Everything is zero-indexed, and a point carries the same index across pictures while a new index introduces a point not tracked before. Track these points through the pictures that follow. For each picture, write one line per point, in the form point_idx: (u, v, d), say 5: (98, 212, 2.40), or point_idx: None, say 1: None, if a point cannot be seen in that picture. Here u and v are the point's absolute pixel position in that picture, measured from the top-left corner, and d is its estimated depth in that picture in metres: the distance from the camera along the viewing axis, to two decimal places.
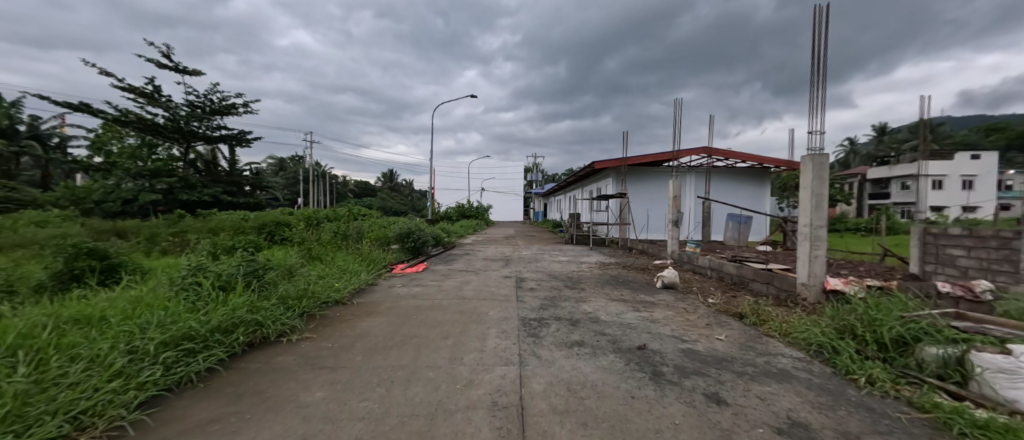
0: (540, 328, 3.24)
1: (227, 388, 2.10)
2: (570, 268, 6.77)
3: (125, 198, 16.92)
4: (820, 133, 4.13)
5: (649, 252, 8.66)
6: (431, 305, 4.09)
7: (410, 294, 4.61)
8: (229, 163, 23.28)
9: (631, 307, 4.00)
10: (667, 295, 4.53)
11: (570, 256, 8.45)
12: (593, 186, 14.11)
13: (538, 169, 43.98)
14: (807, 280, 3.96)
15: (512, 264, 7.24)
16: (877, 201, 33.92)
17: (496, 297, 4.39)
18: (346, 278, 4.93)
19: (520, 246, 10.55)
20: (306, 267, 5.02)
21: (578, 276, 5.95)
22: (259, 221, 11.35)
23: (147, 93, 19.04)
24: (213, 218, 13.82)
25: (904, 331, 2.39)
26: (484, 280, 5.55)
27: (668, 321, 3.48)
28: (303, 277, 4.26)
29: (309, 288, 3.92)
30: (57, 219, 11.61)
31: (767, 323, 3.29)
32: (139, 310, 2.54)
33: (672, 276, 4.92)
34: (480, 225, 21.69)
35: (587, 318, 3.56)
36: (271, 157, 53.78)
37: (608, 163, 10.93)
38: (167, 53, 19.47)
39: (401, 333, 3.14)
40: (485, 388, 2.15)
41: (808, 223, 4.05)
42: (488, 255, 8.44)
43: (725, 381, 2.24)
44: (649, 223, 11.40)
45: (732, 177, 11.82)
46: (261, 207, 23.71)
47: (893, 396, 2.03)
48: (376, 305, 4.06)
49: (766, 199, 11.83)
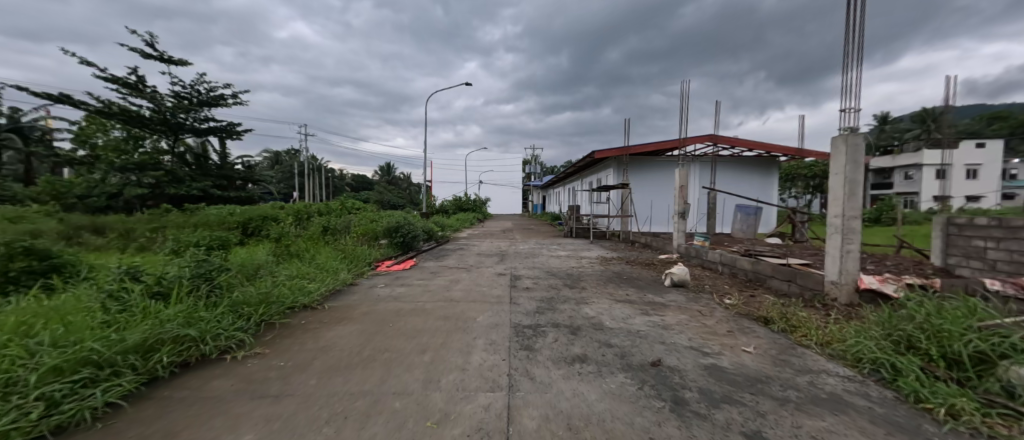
0: (536, 338, 2.77)
1: (130, 429, 1.63)
2: (570, 264, 6.26)
3: (110, 193, 16.21)
4: (854, 112, 3.61)
5: (653, 246, 8.18)
6: (412, 308, 3.60)
7: (391, 295, 4.13)
8: (219, 156, 22.71)
9: (639, 310, 3.53)
10: (678, 295, 4.08)
11: (569, 250, 7.98)
12: (593, 177, 13.61)
13: (536, 161, 43.27)
14: (837, 278, 3.53)
15: (508, 260, 6.75)
16: (881, 191, 33.42)
17: (487, 298, 3.93)
18: (320, 278, 4.44)
19: (518, 240, 10.08)
20: (278, 266, 4.53)
21: (578, 272, 5.48)
22: (244, 215, 10.94)
23: (130, 83, 18.31)
24: (200, 213, 13.29)
25: (986, 346, 1.92)
26: (475, 278, 5.05)
27: (683, 328, 3.01)
28: (269, 279, 3.79)
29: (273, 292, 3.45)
30: (37, 215, 11.15)
31: (799, 331, 2.81)
32: (39, 326, 2.05)
33: (682, 273, 4.49)
34: (477, 218, 21.15)
35: (590, 324, 3.09)
36: (266, 150, 53.00)
37: (609, 152, 10.44)
38: (150, 42, 18.76)
39: (371, 345, 2.64)
40: (462, 426, 1.69)
41: (839, 213, 3.56)
42: (483, 250, 7.94)
43: (766, 412, 1.77)
44: (653, 215, 10.89)
45: (739, 166, 11.28)
46: (253, 201, 23.19)
47: (987, 434, 1.55)
48: (351, 309, 3.57)
49: (774, 188, 11.32)
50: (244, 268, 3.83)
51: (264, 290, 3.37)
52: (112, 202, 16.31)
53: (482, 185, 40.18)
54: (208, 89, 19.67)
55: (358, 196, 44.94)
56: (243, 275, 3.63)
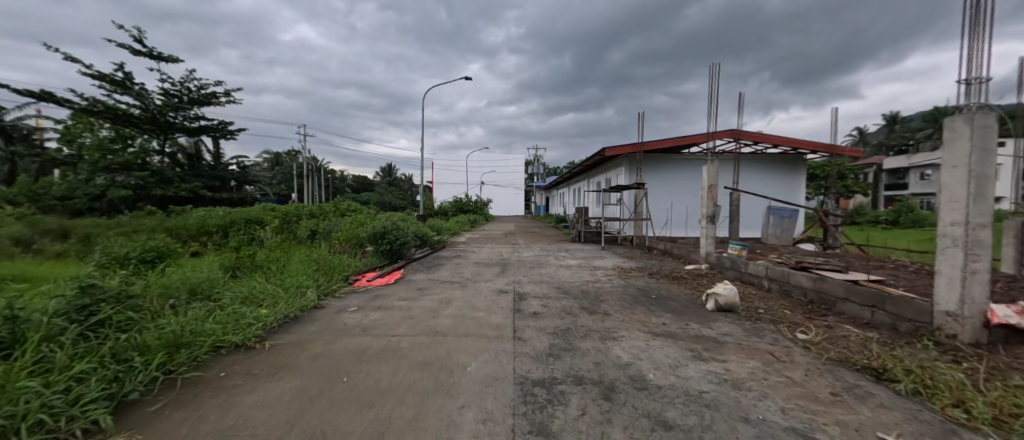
0: (552, 410, 1.84)
1: None
2: (583, 277, 5.32)
3: (93, 194, 15.43)
4: (978, 85, 2.69)
5: (674, 253, 7.25)
6: (384, 348, 2.65)
7: (362, 324, 3.23)
8: (212, 156, 22.00)
9: (688, 351, 2.61)
10: (731, 325, 3.17)
11: (580, 259, 7.07)
12: (602, 176, 12.67)
13: (539, 161, 42.54)
14: (958, 309, 2.60)
15: (510, 271, 5.83)
16: (895, 191, 32.33)
17: (485, 330, 3.03)
18: (273, 301, 3.48)
19: (521, 246, 9.18)
20: (223, 287, 3.58)
21: (595, 289, 4.58)
22: (224, 219, 10.08)
23: (117, 80, 17.57)
24: (186, 215, 12.57)
25: None
26: (469, 297, 4.13)
27: (764, 387, 2.08)
28: (196, 309, 2.88)
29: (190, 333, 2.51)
30: (7, 218, 10.39)
31: (946, 397, 1.88)
32: None
33: (730, 295, 3.57)
34: (478, 220, 20.28)
35: (627, 379, 2.17)
36: (265, 152, 52.43)
37: (621, 148, 9.53)
38: (139, 37, 18.04)
39: (301, 427, 1.70)
40: None
41: (957, 220, 2.64)
42: (481, 258, 7.04)
43: None
44: (670, 218, 9.94)
45: (764, 164, 10.33)
46: (247, 203, 22.44)
47: None
48: (300, 348, 2.64)
49: (801, 188, 10.36)
50: (164, 297, 2.90)
51: (176, 329, 2.43)
52: (95, 204, 15.54)
53: (484, 186, 39.45)
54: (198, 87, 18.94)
55: (358, 197, 44.21)
56: (156, 309, 2.70)
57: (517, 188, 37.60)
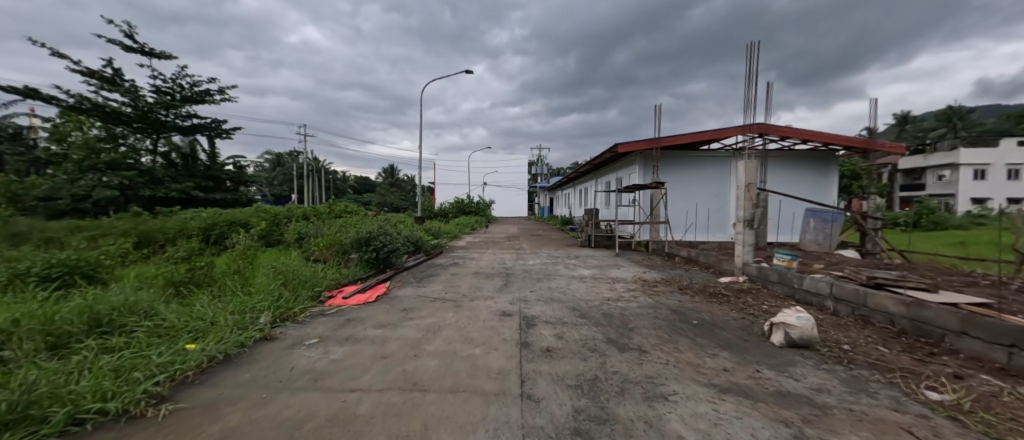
0: None
1: None
2: (601, 293, 4.47)
3: (78, 195, 14.59)
4: None
5: (700, 261, 6.37)
6: (333, 418, 1.79)
7: (314, 367, 2.38)
8: (207, 156, 21.42)
9: (783, 427, 1.73)
10: (819, 374, 2.29)
11: (593, 268, 6.22)
12: (612, 176, 11.80)
13: (542, 162, 41.78)
14: None
15: (513, 284, 4.99)
16: (911, 193, 31.23)
17: (481, 383, 2.17)
18: (205, 337, 2.64)
19: (526, 252, 8.33)
20: (141, 316, 2.75)
21: (619, 310, 3.72)
22: (205, 221, 9.38)
23: (107, 77, 16.96)
24: (172, 216, 12.04)
25: None
26: (464, 323, 3.29)
27: None
28: (70, 360, 2.03)
29: (36, 402, 1.65)
30: None
31: None
32: None
33: (805, 326, 2.68)
34: (480, 222, 19.48)
35: None
36: (266, 153, 51.99)
37: (634, 145, 8.68)
38: (129, 33, 17.41)
39: None
40: None
41: None
42: (481, 268, 6.20)
43: None
44: (689, 221, 9.06)
45: (791, 162, 9.43)
46: (242, 204, 21.80)
47: None
48: (207, 419, 1.77)
49: (832, 189, 9.44)
50: (29, 343, 2.07)
51: (5, 398, 1.58)
52: (81, 205, 14.75)
53: (486, 187, 38.59)
54: (191, 84, 18.29)
55: (357, 198, 43.46)
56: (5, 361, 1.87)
57: (519, 188, 36.79)
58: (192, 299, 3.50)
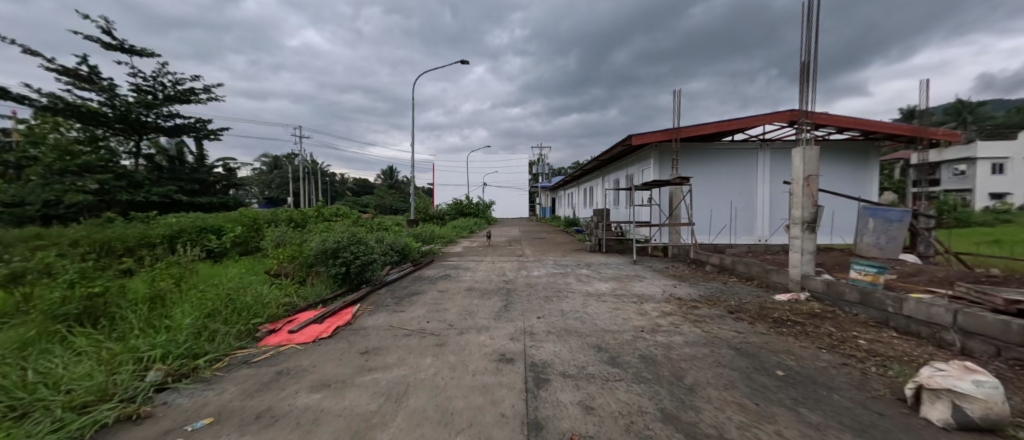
0: None
1: None
2: (630, 319, 3.44)
3: (47, 200, 13.28)
4: None
5: (738, 271, 5.33)
6: None
7: None
8: (195, 157, 20.49)
9: None
10: None
11: (610, 280, 5.19)
12: (623, 172, 10.76)
13: (543, 162, 40.73)
14: None
15: (515, 305, 3.98)
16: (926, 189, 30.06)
17: None
18: (8, 433, 1.58)
19: (529, 259, 7.32)
20: None
21: (662, 349, 2.68)
22: (173, 226, 8.43)
23: (82, 75, 15.99)
24: (151, 221, 11.21)
25: None
26: (444, 380, 2.25)
27: None
28: None
29: None
30: None
31: None
32: None
33: (991, 398, 1.63)
34: (480, 224, 18.47)
35: None
36: (263, 155, 51.08)
37: (650, 136, 7.65)
38: (107, 29, 16.47)
39: None
40: None
41: None
42: (477, 281, 5.18)
43: None
44: (715, 223, 8.04)
45: (825, 154, 8.40)
46: (230, 208, 20.87)
47: None
48: None
49: (872, 184, 8.40)
50: None
51: None
52: (57, 212, 13.67)
53: (486, 188, 37.52)
54: (173, 81, 17.31)
55: (355, 201, 42.53)
56: None
57: (520, 189, 35.83)
58: (65, 345, 2.47)
